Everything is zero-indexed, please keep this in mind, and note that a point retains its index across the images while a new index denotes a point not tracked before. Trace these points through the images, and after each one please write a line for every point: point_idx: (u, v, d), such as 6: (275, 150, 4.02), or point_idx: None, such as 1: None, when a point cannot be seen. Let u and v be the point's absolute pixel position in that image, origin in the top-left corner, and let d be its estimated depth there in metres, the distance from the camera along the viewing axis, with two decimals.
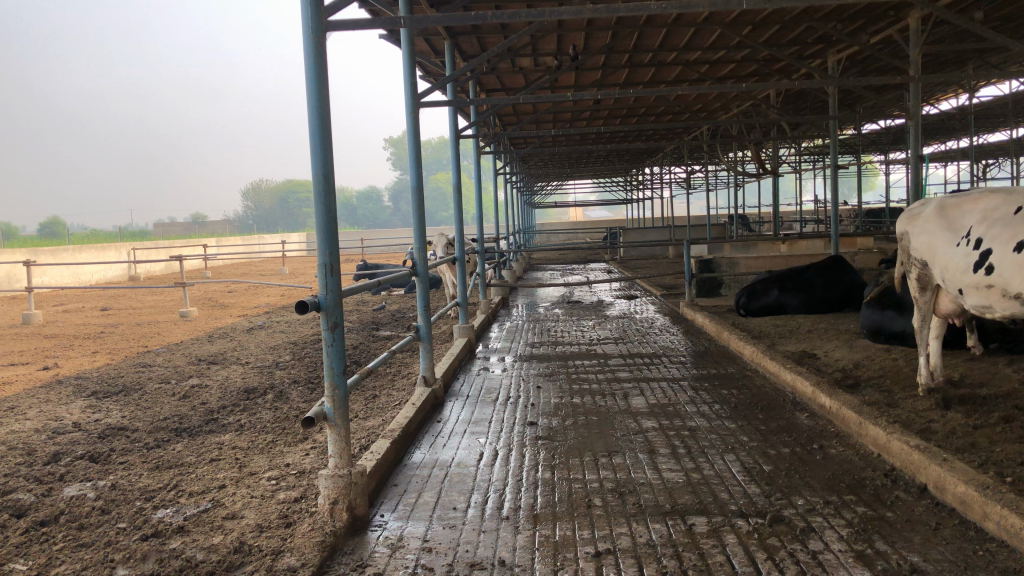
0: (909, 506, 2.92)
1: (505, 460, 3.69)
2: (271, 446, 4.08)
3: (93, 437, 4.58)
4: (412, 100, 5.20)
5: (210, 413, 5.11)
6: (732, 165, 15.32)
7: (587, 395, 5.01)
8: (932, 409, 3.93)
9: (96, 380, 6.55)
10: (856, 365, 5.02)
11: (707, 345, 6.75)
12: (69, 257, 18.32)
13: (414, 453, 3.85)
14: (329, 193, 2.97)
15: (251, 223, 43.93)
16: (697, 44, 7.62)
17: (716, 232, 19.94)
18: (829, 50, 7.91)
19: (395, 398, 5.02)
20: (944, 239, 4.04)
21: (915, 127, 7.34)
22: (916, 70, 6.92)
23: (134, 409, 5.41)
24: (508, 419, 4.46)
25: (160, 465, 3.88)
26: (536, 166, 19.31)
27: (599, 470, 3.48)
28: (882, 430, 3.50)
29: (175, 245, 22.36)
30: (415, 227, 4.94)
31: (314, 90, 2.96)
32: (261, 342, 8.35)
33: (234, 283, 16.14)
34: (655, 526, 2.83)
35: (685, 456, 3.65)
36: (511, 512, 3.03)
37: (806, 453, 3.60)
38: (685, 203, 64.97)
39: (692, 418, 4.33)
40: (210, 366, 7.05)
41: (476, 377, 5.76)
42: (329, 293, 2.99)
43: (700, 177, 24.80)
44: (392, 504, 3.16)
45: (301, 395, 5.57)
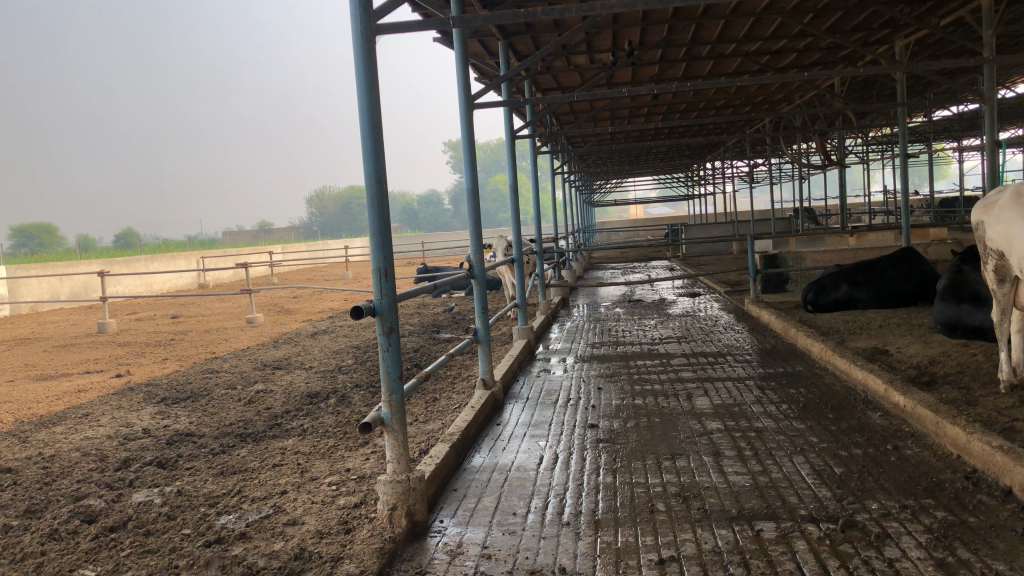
0: (993, 511, 2.76)
1: (566, 464, 3.62)
2: (332, 451, 4.11)
3: (162, 442, 4.69)
4: (467, 102, 5.17)
5: (275, 418, 5.18)
6: (796, 157, 14.96)
7: (649, 396, 4.91)
8: (1015, 406, 3.72)
9: (166, 387, 6.72)
10: (931, 361, 4.82)
11: (773, 343, 6.57)
12: (142, 266, 18.93)
13: (474, 457, 3.82)
14: (382, 197, 2.96)
15: (316, 230, 44.81)
16: (757, 34, 7.44)
17: (781, 227, 19.52)
18: (897, 35, 7.63)
19: (455, 401, 5.00)
20: (1021, 227, 3.81)
21: (990, 111, 7.00)
22: (991, 51, 6.61)
23: (201, 414, 5.53)
24: (568, 422, 4.39)
25: (225, 470, 3.94)
26: (595, 164, 19.20)
27: (662, 474, 3.39)
28: (962, 430, 3.32)
29: (242, 252, 22.90)
30: (472, 229, 4.91)
31: (365, 94, 2.95)
32: (325, 347, 8.45)
33: (299, 289, 16.46)
34: (721, 532, 2.74)
35: (751, 458, 3.54)
36: (572, 517, 2.97)
37: (880, 454, 3.45)
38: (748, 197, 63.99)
39: (759, 419, 4.20)
40: (276, 371, 7.17)
41: (536, 379, 5.71)
42: (384, 298, 2.98)
43: (764, 171, 24.34)
44: (452, 509, 3.13)
45: (362, 398, 5.61)
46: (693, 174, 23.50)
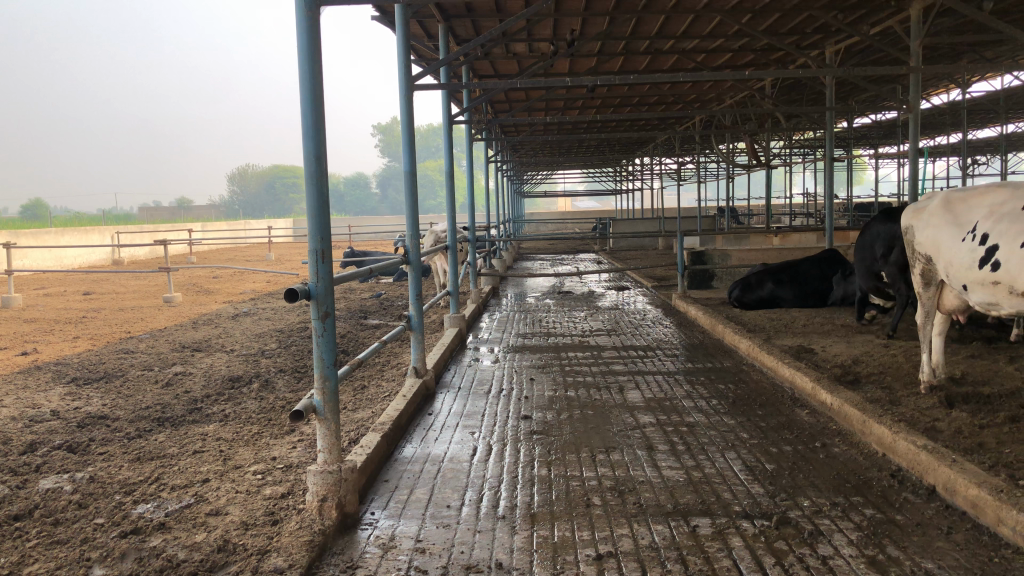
0: (919, 509, 2.82)
1: (499, 455, 3.57)
2: (256, 438, 3.95)
3: (72, 426, 4.44)
4: (407, 83, 5.05)
5: (195, 402, 4.97)
6: (725, 155, 15.24)
7: (582, 388, 4.90)
8: (936, 407, 3.84)
9: (77, 367, 6.40)
10: (855, 361, 4.94)
11: (701, 338, 6.65)
12: (51, 240, 18.06)
13: (406, 447, 3.73)
14: (322, 175, 2.83)
15: (237, 210, 43.60)
16: (695, 32, 7.50)
17: (706, 224, 19.91)
18: (828, 40, 7.81)
19: (385, 390, 4.89)
20: (949, 234, 3.95)
21: (915, 119, 7.23)
22: (918, 61, 6.80)
23: (115, 396, 5.27)
24: (501, 412, 4.34)
25: (141, 456, 3.75)
26: (527, 154, 19.18)
27: (596, 467, 3.37)
28: (888, 429, 3.40)
29: (159, 229, 22.07)
30: (408, 214, 4.80)
31: (306, 65, 2.81)
32: (247, 330, 8.19)
33: (219, 269, 15.96)
34: (657, 527, 2.73)
35: (684, 452, 3.55)
36: (508, 511, 2.92)
37: (809, 451, 3.51)
38: (674, 194, 65.19)
39: (690, 413, 4.23)
40: (195, 353, 6.89)
41: (467, 368, 5.64)
42: (321, 281, 2.85)
43: (691, 169, 24.77)
44: (383, 501, 3.04)
45: (287, 385, 5.44)
46: (622, 169, 23.77)
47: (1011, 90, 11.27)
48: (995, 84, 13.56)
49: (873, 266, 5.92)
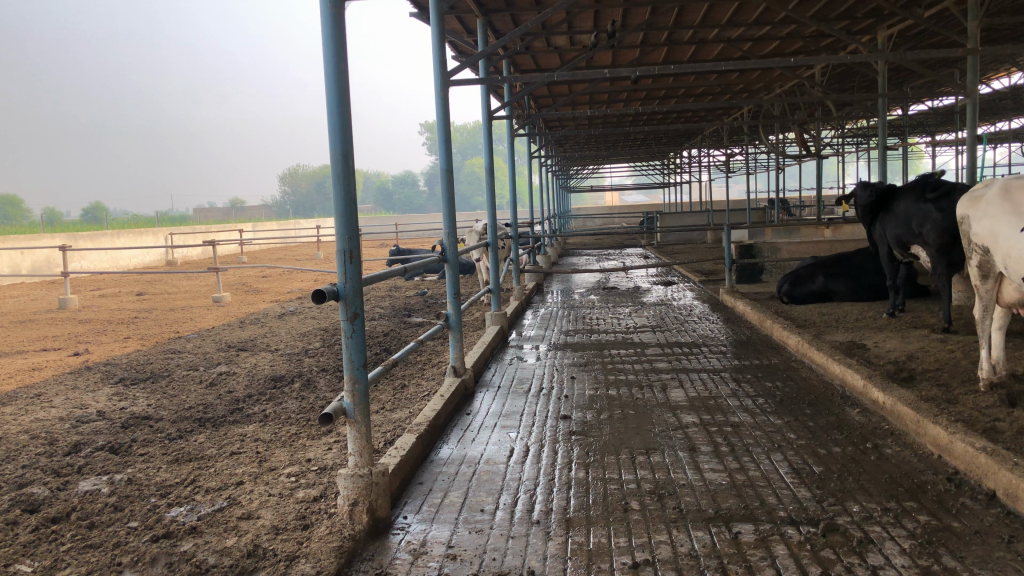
0: (977, 515, 2.67)
1: (537, 457, 3.49)
2: (293, 439, 3.94)
3: (116, 426, 4.49)
4: (442, 79, 4.99)
5: (237, 402, 5.00)
6: (774, 146, 14.89)
7: (623, 386, 4.79)
8: (996, 405, 3.65)
9: (126, 367, 6.50)
10: (909, 357, 4.75)
11: (749, 334, 6.49)
12: (107, 242, 18.51)
13: (442, 448, 3.68)
14: (348, 173, 2.78)
15: (286, 209, 44.20)
16: (740, 19, 7.32)
17: (756, 216, 19.53)
18: (880, 25, 7.56)
19: (424, 389, 4.86)
20: (1008, 224, 3.75)
21: (972, 104, 6.91)
22: (975, 42, 6.51)
23: (160, 397, 5.33)
24: (540, 412, 4.26)
25: (180, 457, 3.76)
26: (572, 149, 19.03)
27: (636, 469, 3.27)
28: (943, 429, 3.24)
29: (211, 230, 22.47)
30: (445, 211, 4.73)
31: (331, 60, 2.75)
32: (292, 329, 8.25)
33: (268, 269, 16.19)
34: (697, 534, 2.62)
35: (728, 454, 3.43)
36: (542, 515, 2.84)
37: (860, 453, 3.36)
38: (723, 187, 64.17)
39: (735, 413, 4.09)
40: (239, 352, 6.95)
41: (508, 367, 5.57)
42: (349, 281, 2.80)
43: (740, 161, 24.30)
44: (416, 505, 2.98)
45: (328, 384, 5.44)
46: (670, 162, 23.45)
47: None
48: None
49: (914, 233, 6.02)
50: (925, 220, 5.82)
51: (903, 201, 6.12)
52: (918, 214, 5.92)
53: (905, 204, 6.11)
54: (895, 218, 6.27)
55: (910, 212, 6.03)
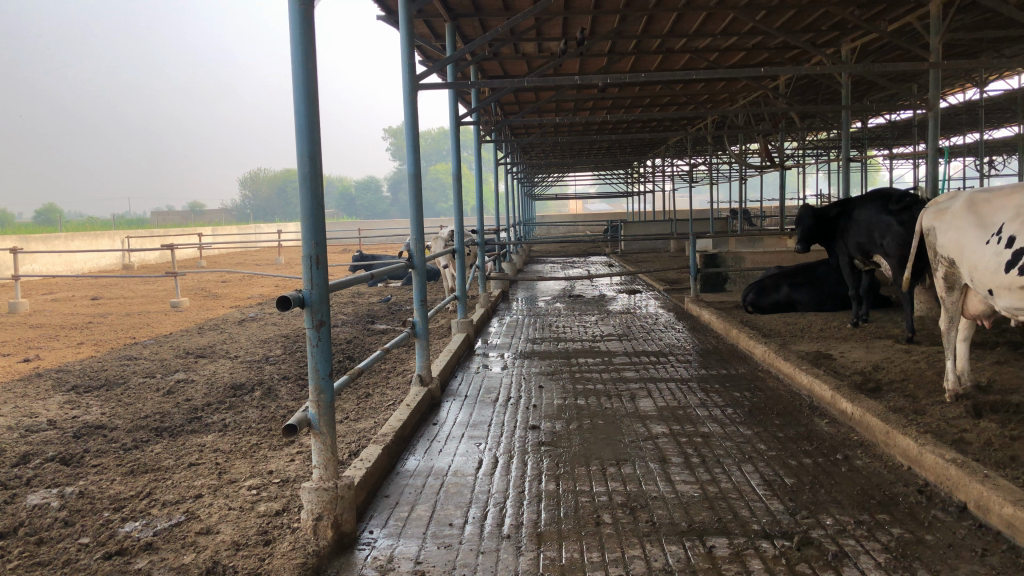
0: (950, 528, 2.66)
1: (506, 469, 3.42)
2: (254, 450, 3.82)
3: (67, 436, 4.32)
4: (411, 83, 4.91)
5: (195, 411, 4.85)
6: (737, 156, 15.02)
7: (592, 396, 4.74)
8: (963, 417, 3.66)
9: (79, 374, 6.29)
10: (875, 367, 4.77)
11: (715, 343, 6.49)
12: (61, 245, 18.04)
13: (408, 460, 3.59)
14: (316, 177, 2.69)
15: (246, 213, 43.54)
16: (708, 30, 7.35)
17: (719, 226, 19.69)
18: (844, 38, 7.65)
19: (389, 398, 4.76)
20: (973, 236, 3.78)
21: (934, 117, 7.01)
22: (937, 57, 6.60)
23: (115, 405, 5.15)
24: (508, 422, 4.19)
25: (136, 469, 3.62)
26: (537, 156, 19.03)
27: (607, 481, 3.22)
28: (914, 441, 3.24)
29: (169, 233, 22.03)
30: (413, 217, 4.64)
31: (299, 59, 2.66)
32: (253, 335, 8.07)
33: (228, 274, 15.90)
34: (671, 548, 2.57)
35: (699, 465, 3.39)
36: (513, 530, 2.77)
37: (830, 464, 3.35)
38: (685, 196, 64.75)
39: (704, 423, 4.06)
40: (198, 359, 6.78)
41: (474, 376, 5.48)
42: (315, 288, 2.71)
43: (703, 171, 24.50)
44: (383, 519, 2.89)
45: (290, 392, 5.31)
46: (634, 170, 23.57)
47: None
48: (1012, 83, 13.29)
49: (874, 242, 6.08)
50: (887, 232, 5.86)
51: (863, 210, 6.18)
52: (877, 223, 5.98)
53: (866, 213, 6.15)
54: (856, 226, 6.33)
55: (871, 222, 6.07)
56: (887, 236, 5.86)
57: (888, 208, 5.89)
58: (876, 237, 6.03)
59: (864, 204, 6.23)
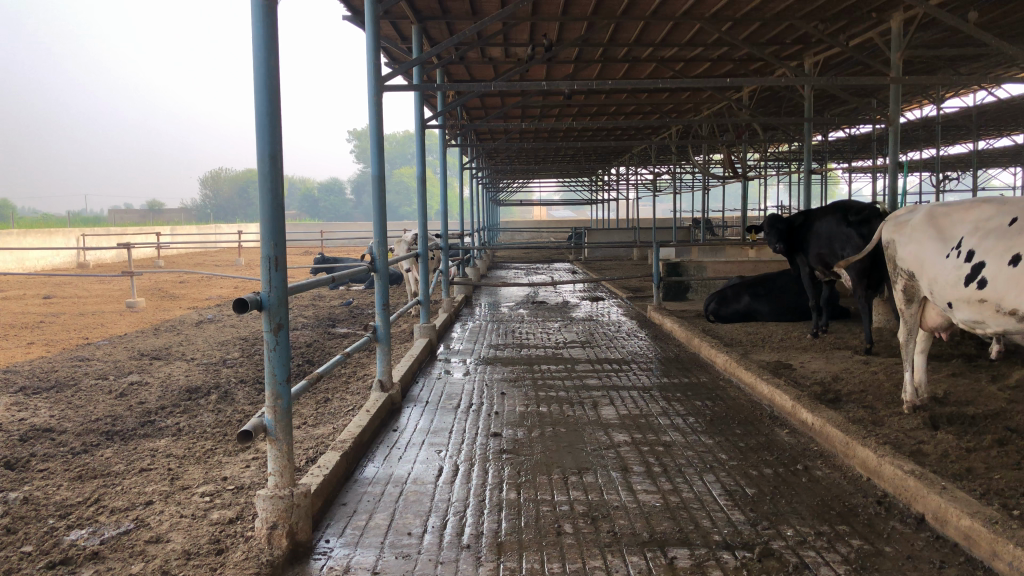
0: (908, 540, 2.68)
1: (467, 477, 3.38)
2: (208, 455, 3.73)
3: (13, 439, 4.18)
4: (376, 85, 4.85)
5: (148, 414, 4.73)
6: (701, 166, 15.14)
7: (554, 403, 4.72)
8: (921, 428, 3.70)
9: (28, 375, 6.11)
10: (834, 378, 4.81)
11: (677, 352, 6.50)
12: (13, 241, 17.61)
13: (367, 466, 3.53)
14: (276, 177, 2.63)
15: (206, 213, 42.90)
16: (674, 39, 7.39)
17: (682, 235, 19.85)
18: (807, 52, 7.75)
19: (348, 403, 4.69)
20: (933, 250, 3.82)
21: (894, 132, 7.12)
22: (897, 73, 6.70)
23: (64, 407, 5.00)
24: (469, 429, 4.15)
25: (84, 474, 3.51)
26: (503, 162, 19.01)
27: (569, 491, 3.19)
28: (873, 452, 3.26)
29: (127, 232, 21.61)
30: (376, 219, 4.58)
31: (261, 56, 2.59)
32: (211, 337, 7.92)
33: (186, 275, 15.63)
34: (632, 559, 2.54)
35: (661, 475, 3.38)
36: (473, 539, 2.72)
37: (791, 475, 3.35)
38: (648, 205, 65.27)
39: (666, 432, 4.06)
40: (153, 361, 6.62)
41: (436, 381, 5.42)
42: (273, 291, 2.64)
43: (667, 180, 24.70)
44: (339, 528, 2.83)
45: (247, 396, 5.20)
46: (599, 178, 23.69)
47: (987, 107, 11.30)
48: (968, 101, 13.57)
49: (835, 253, 6.16)
50: (847, 243, 5.95)
51: (825, 222, 6.25)
52: (839, 235, 6.05)
53: (827, 224, 6.24)
54: (817, 237, 6.41)
55: (831, 233, 6.16)
56: (848, 248, 5.93)
57: (847, 220, 5.97)
58: (837, 248, 6.11)
59: (825, 215, 6.31)
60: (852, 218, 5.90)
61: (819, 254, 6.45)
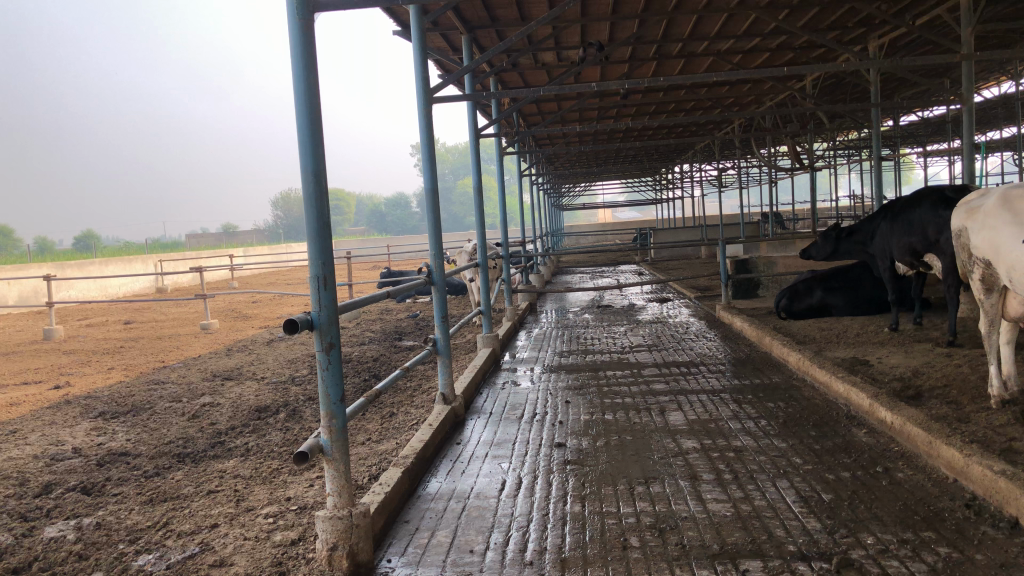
0: (1001, 546, 2.49)
1: (530, 490, 3.31)
2: (273, 476, 3.75)
3: (91, 464, 4.29)
4: (425, 96, 4.84)
5: (218, 435, 4.80)
6: (767, 160, 14.78)
7: (620, 410, 4.61)
8: (1012, 424, 3.48)
9: (107, 400, 6.29)
10: (915, 373, 4.59)
11: (748, 351, 6.31)
12: (96, 270, 18.36)
13: (431, 482, 3.49)
14: (321, 196, 2.62)
15: (277, 234, 43.94)
16: (730, 31, 7.21)
17: (750, 231, 19.43)
18: (871, 34, 7.48)
19: (413, 417, 4.67)
20: (1009, 235, 3.59)
21: (968, 111, 6.76)
22: (968, 49, 6.38)
23: (140, 431, 5.13)
24: (533, 440, 4.08)
25: (155, 497, 3.57)
26: (563, 166, 18.95)
27: (635, 502, 3.09)
28: (959, 451, 3.06)
29: (202, 256, 22.25)
30: (431, 231, 4.56)
31: (301, 75, 2.59)
32: (280, 356, 8.04)
33: (259, 295, 16.01)
34: (702, 573, 2.44)
35: (732, 482, 3.24)
36: (536, 556, 2.65)
37: (871, 478, 3.19)
38: (714, 202, 64.16)
39: (737, 437, 3.91)
40: (225, 382, 6.75)
41: (501, 392, 5.37)
42: (324, 309, 2.63)
43: (733, 175, 24.22)
44: (401, 546, 2.80)
45: (314, 413, 5.25)
46: (663, 177, 23.39)
47: None
48: None
49: (930, 242, 5.82)
50: (939, 230, 5.63)
51: (917, 210, 5.91)
52: (935, 223, 5.72)
53: (919, 211, 5.92)
54: (907, 227, 6.07)
55: (923, 219, 5.84)
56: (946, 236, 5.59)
57: (944, 204, 5.64)
58: (932, 236, 5.77)
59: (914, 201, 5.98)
60: (948, 205, 5.57)
61: (908, 244, 6.11)
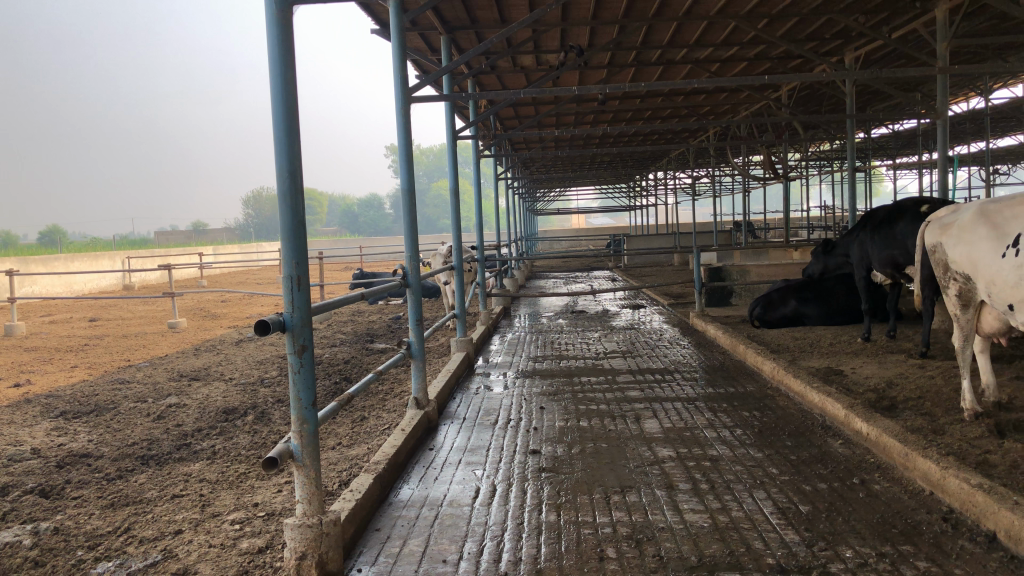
0: (978, 560, 2.48)
1: (504, 498, 3.25)
2: (240, 480, 3.65)
3: (50, 466, 4.16)
4: (403, 96, 4.77)
5: (184, 437, 4.68)
6: (741, 169, 14.86)
7: (595, 417, 4.56)
8: (986, 437, 3.48)
9: (68, 399, 6.13)
10: (888, 383, 4.60)
11: (721, 359, 6.30)
12: (61, 266, 17.98)
13: (402, 489, 3.42)
14: (296, 194, 2.53)
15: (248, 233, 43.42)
16: (710, 39, 7.23)
17: (722, 239, 19.52)
18: (848, 46, 7.53)
19: (384, 422, 4.59)
20: (987, 249, 3.60)
21: (942, 124, 6.80)
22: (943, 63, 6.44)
23: (102, 432, 4.98)
24: (507, 447, 4.02)
25: (117, 501, 3.46)
26: (538, 170, 18.91)
27: (611, 512, 3.04)
28: (935, 464, 3.05)
29: (170, 254, 21.90)
30: (406, 233, 4.49)
31: (278, 69, 2.51)
32: (249, 357, 7.89)
33: (228, 293, 15.79)
34: None
35: (709, 493, 3.21)
36: (510, 566, 2.59)
37: (847, 489, 3.17)
38: (687, 209, 64.52)
39: (713, 446, 3.89)
40: (192, 382, 6.61)
41: (474, 397, 5.30)
42: (296, 311, 2.55)
43: (707, 183, 24.36)
44: (372, 555, 2.72)
45: (283, 416, 5.14)
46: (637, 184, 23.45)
47: None
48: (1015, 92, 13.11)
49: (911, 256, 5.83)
50: None
51: (900, 224, 5.92)
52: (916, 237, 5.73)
53: (899, 225, 5.93)
54: (888, 239, 6.07)
55: (907, 234, 5.84)
56: None
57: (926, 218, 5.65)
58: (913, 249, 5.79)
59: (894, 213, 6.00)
60: None
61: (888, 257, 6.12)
